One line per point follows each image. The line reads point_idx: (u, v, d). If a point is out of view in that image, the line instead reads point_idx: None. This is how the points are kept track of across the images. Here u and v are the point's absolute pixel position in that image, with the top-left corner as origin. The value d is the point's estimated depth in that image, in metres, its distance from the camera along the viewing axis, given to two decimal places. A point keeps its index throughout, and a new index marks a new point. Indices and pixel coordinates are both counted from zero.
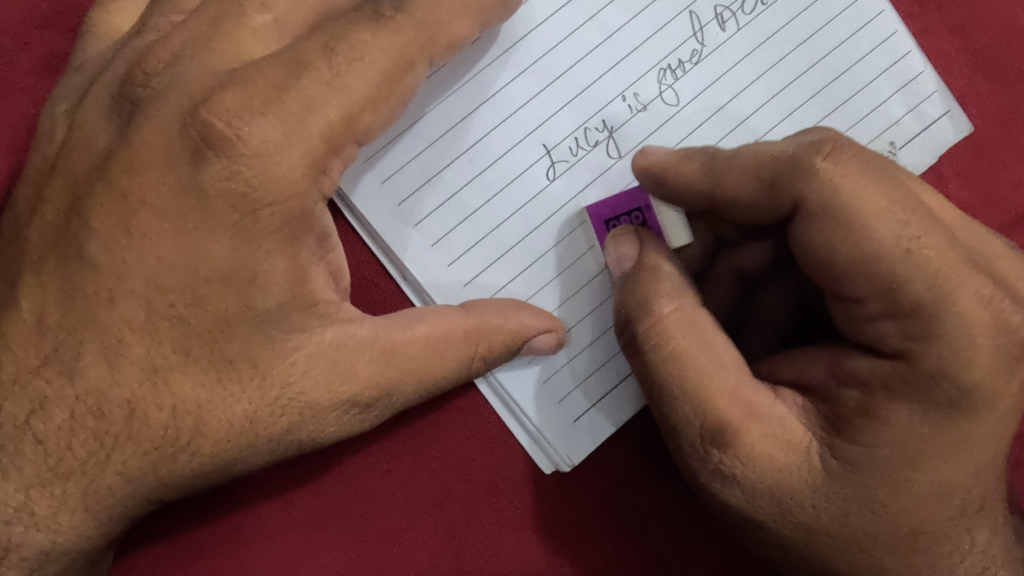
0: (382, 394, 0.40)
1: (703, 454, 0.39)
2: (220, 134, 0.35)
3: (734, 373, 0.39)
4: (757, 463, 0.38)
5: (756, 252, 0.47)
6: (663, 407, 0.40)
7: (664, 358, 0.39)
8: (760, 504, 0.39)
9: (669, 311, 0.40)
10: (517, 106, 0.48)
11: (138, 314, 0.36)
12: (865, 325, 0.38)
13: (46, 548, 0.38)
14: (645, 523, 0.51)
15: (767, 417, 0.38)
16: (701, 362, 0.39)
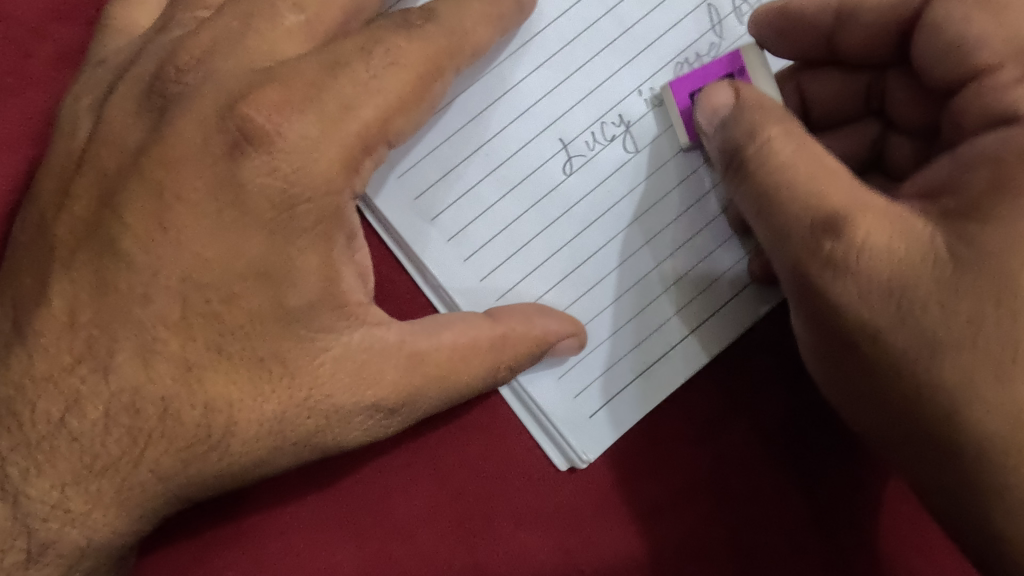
0: (406, 401, 0.41)
1: (828, 277, 0.36)
2: (258, 129, 0.36)
3: (844, 183, 0.37)
4: (875, 245, 0.36)
5: (863, 129, 0.49)
6: (773, 219, 0.38)
7: (765, 153, 0.38)
8: (875, 306, 0.36)
9: (783, 151, 0.38)
10: (535, 100, 0.49)
11: (174, 310, 0.36)
12: (999, 94, 0.38)
13: (80, 544, 0.39)
14: (736, 429, 0.52)
15: (885, 214, 0.36)
16: (811, 171, 0.37)
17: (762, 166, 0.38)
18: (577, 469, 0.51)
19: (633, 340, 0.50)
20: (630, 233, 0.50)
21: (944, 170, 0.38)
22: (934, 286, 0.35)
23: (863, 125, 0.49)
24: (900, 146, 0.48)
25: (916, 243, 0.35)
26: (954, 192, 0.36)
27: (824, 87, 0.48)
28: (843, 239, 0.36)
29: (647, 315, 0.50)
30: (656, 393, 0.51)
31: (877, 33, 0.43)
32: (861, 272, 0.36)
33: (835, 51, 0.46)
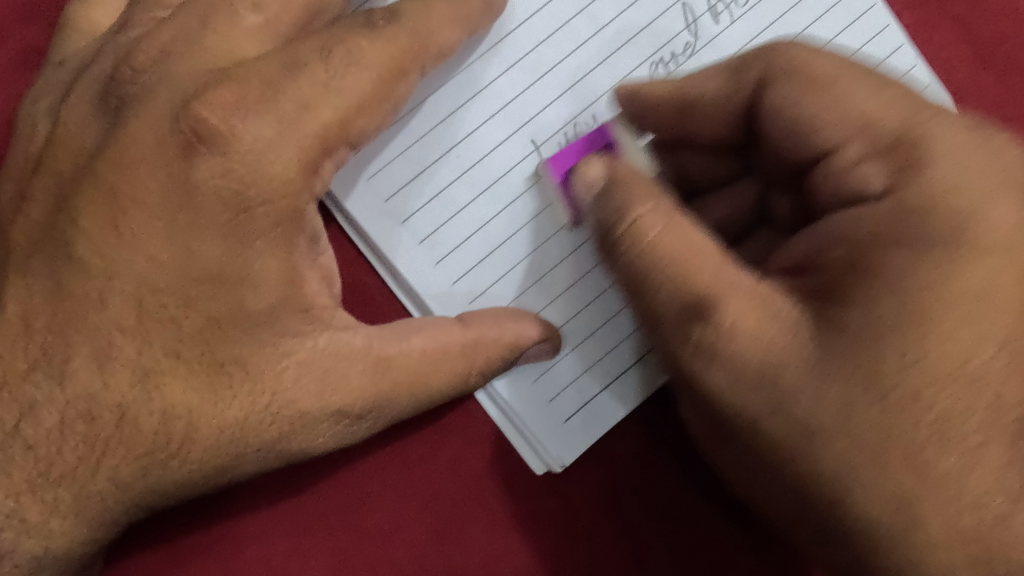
0: (374, 406, 0.41)
1: (681, 335, 0.36)
2: (214, 130, 0.35)
3: (718, 266, 0.36)
4: (742, 341, 0.35)
5: (740, 194, 0.48)
6: (642, 301, 0.37)
7: (644, 255, 0.36)
8: (752, 400, 0.35)
9: (653, 236, 0.36)
10: (506, 101, 0.48)
11: (129, 315, 0.36)
12: (850, 172, 0.38)
13: (37, 555, 0.38)
14: (642, 481, 0.51)
15: (752, 299, 0.35)
16: (677, 252, 0.36)
17: (628, 257, 0.37)
18: (552, 474, 0.50)
19: (609, 343, 0.50)
20: None
21: (805, 246, 0.38)
22: (812, 351, 0.34)
23: (743, 184, 0.49)
24: (782, 207, 0.46)
25: (778, 327, 0.35)
26: (837, 244, 0.36)
27: (699, 160, 0.48)
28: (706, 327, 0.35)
29: (621, 319, 0.50)
30: (630, 399, 0.50)
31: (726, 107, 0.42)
32: (727, 363, 0.35)
33: (688, 138, 0.46)
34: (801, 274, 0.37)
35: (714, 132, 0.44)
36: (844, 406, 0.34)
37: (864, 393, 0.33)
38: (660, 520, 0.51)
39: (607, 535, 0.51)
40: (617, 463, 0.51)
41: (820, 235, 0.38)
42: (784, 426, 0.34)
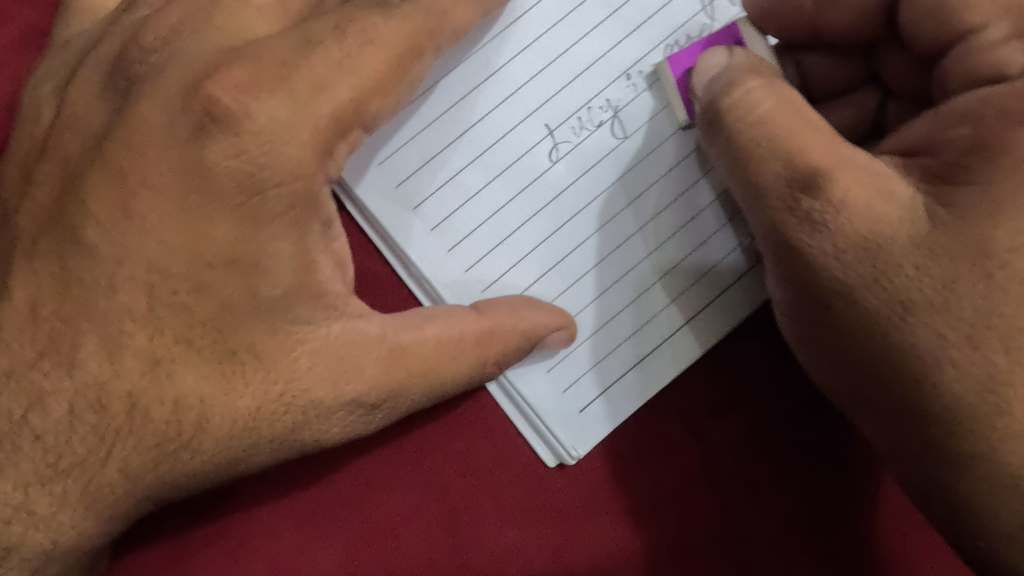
0: (389, 396, 0.40)
1: (783, 206, 0.37)
2: (225, 110, 0.34)
3: (827, 136, 0.37)
4: (853, 209, 0.35)
5: (863, 99, 0.47)
6: (747, 175, 0.38)
7: (754, 116, 0.38)
8: (849, 266, 0.35)
9: (757, 91, 0.39)
10: (518, 85, 0.47)
11: (140, 302, 0.35)
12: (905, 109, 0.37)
13: (46, 548, 0.37)
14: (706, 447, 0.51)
15: (872, 177, 0.35)
16: (797, 127, 0.37)
17: (733, 129, 0.39)
18: (566, 465, 0.49)
19: (624, 332, 0.49)
20: (618, 222, 0.48)
21: (925, 130, 0.37)
22: (925, 225, 0.34)
23: (897, 103, 0.46)
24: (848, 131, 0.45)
25: (899, 208, 0.35)
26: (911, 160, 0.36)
27: (821, 61, 0.46)
28: (819, 196, 0.35)
29: (636, 308, 0.49)
30: (645, 390, 0.49)
31: (873, 7, 0.41)
32: (836, 231, 0.35)
33: (824, 35, 0.44)
34: (914, 159, 0.37)
35: (856, 31, 0.43)
36: (945, 282, 0.34)
37: (967, 269, 0.33)
38: (736, 447, 0.51)
39: (686, 462, 0.50)
40: (701, 396, 0.51)
41: (936, 117, 0.37)
42: (878, 304, 0.35)
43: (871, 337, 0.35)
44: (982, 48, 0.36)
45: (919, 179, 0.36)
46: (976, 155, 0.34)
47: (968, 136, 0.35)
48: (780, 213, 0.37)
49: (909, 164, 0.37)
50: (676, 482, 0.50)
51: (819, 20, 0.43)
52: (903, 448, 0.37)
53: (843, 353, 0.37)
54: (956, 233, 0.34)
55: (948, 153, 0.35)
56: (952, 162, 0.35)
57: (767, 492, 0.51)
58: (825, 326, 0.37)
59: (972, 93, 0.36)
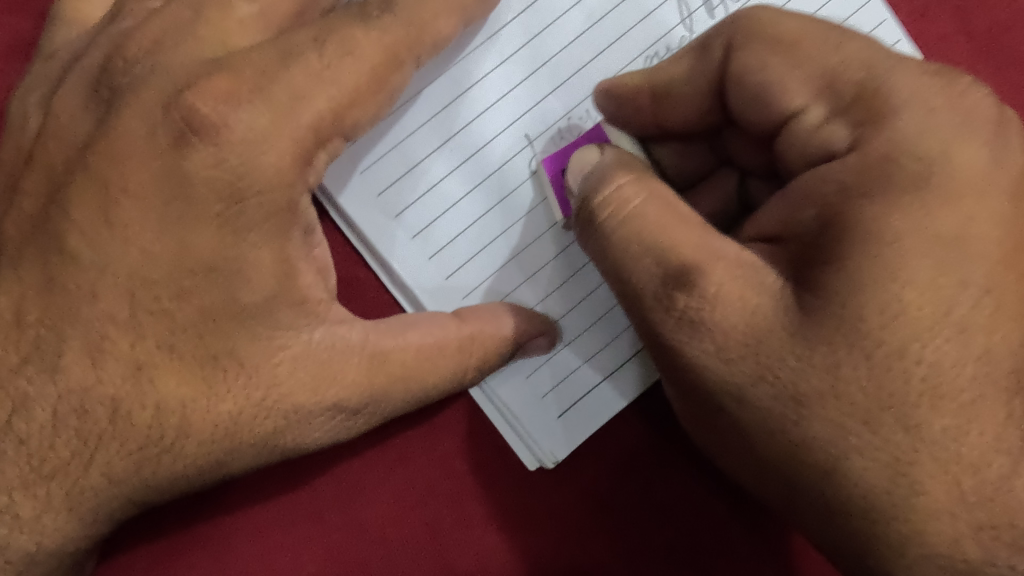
0: (369, 402, 0.40)
1: (659, 315, 0.35)
2: (205, 120, 0.35)
3: (701, 231, 0.35)
4: (729, 310, 0.34)
5: (724, 182, 0.46)
6: (620, 271, 0.36)
7: (624, 235, 0.35)
8: (734, 362, 0.34)
9: (621, 198, 0.36)
10: (500, 95, 0.48)
11: (122, 308, 0.35)
12: (815, 132, 0.36)
13: (30, 551, 0.38)
14: (646, 478, 0.51)
15: (740, 267, 0.34)
16: (657, 215, 0.35)
17: (604, 229, 0.36)
18: (546, 470, 0.50)
19: (604, 338, 0.50)
20: None
21: (778, 211, 0.37)
22: (796, 316, 0.33)
23: (728, 175, 0.46)
24: (760, 189, 0.45)
25: (768, 296, 0.34)
26: (808, 203, 0.35)
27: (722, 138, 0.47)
28: (692, 293, 0.34)
29: (613, 317, 0.50)
30: (622, 397, 0.50)
31: (698, 82, 0.40)
32: (717, 328, 0.34)
33: (665, 126, 0.43)
34: (776, 243, 0.37)
35: (688, 109, 0.41)
36: (830, 367, 0.33)
37: (846, 353, 0.32)
38: (674, 500, 0.51)
39: (625, 508, 0.51)
40: (633, 450, 0.51)
41: (789, 198, 0.36)
42: (771, 396, 0.34)
43: (744, 432, 0.35)
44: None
45: (779, 262, 0.36)
46: (830, 228, 0.34)
47: (818, 214, 0.35)
48: (650, 307, 0.35)
49: (777, 251, 0.36)
50: (628, 535, 0.51)
51: (660, 109, 0.42)
52: (808, 515, 0.36)
53: (728, 437, 0.37)
54: (821, 330, 0.33)
55: (806, 237, 0.35)
56: (819, 239, 0.34)
57: (713, 533, 0.51)
58: (715, 419, 0.37)
59: (812, 172, 0.36)
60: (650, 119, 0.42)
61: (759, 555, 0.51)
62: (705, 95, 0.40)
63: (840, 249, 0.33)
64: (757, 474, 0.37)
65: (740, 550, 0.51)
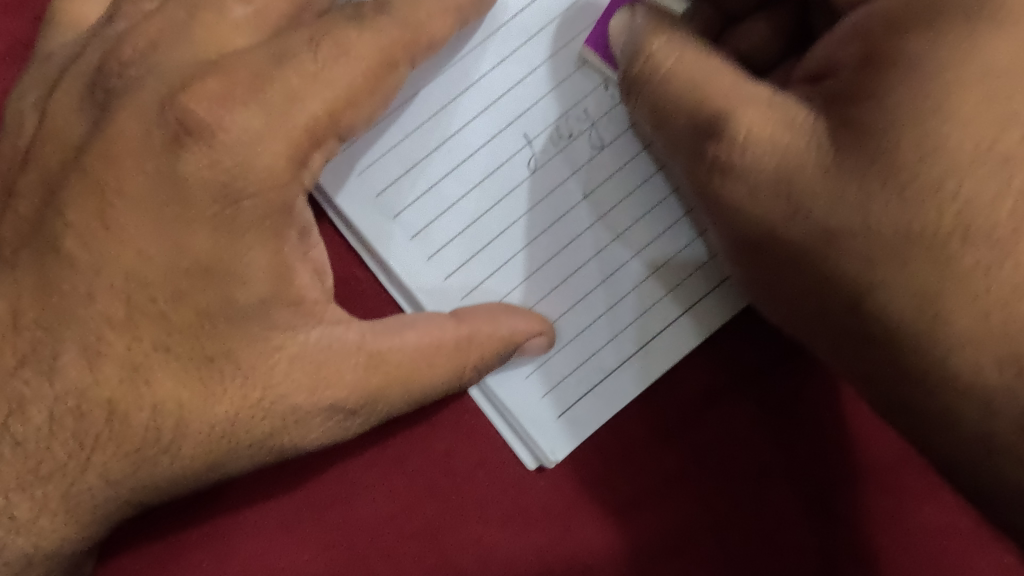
0: (367, 402, 0.40)
1: (694, 147, 0.38)
2: (199, 121, 0.35)
3: (733, 80, 0.37)
4: (760, 141, 0.36)
5: (757, 26, 0.47)
6: (663, 128, 0.40)
7: (660, 74, 0.38)
8: (768, 207, 0.37)
9: (653, 62, 0.38)
10: (497, 96, 0.48)
11: (118, 310, 0.35)
12: None
13: (28, 552, 0.38)
14: (698, 439, 0.51)
15: (770, 107, 0.36)
16: (710, 72, 0.37)
17: (646, 87, 0.39)
18: (544, 469, 0.50)
19: (603, 339, 0.50)
20: (599, 227, 0.49)
21: (825, 51, 0.38)
22: (828, 154, 0.35)
23: (787, 1, 0.47)
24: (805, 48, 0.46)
25: (796, 132, 0.36)
26: (850, 44, 0.36)
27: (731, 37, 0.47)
28: (722, 140, 0.37)
29: (614, 315, 0.50)
30: (621, 397, 0.50)
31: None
32: (744, 156, 0.37)
33: (701, 24, 0.45)
34: (819, 82, 0.37)
35: None
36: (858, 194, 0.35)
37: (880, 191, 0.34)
38: (719, 448, 0.52)
39: (670, 463, 0.51)
40: (663, 412, 0.51)
41: (837, 36, 0.37)
42: (807, 229, 0.36)
43: (831, 294, 0.37)
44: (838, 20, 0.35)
45: (815, 102, 0.36)
46: (869, 67, 0.35)
47: (860, 46, 0.36)
48: (697, 161, 0.39)
49: (816, 89, 0.37)
50: (673, 493, 0.51)
51: (693, 12, 0.41)
52: None
53: (779, 279, 0.39)
54: (864, 155, 0.34)
55: (846, 71, 0.36)
56: (845, 73, 0.36)
57: (755, 480, 0.52)
58: (758, 255, 0.40)
59: (866, 5, 0.37)
60: (677, 13, 0.41)
61: (797, 499, 0.52)
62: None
63: (877, 80, 0.34)
64: (822, 320, 0.39)
65: (776, 498, 0.52)
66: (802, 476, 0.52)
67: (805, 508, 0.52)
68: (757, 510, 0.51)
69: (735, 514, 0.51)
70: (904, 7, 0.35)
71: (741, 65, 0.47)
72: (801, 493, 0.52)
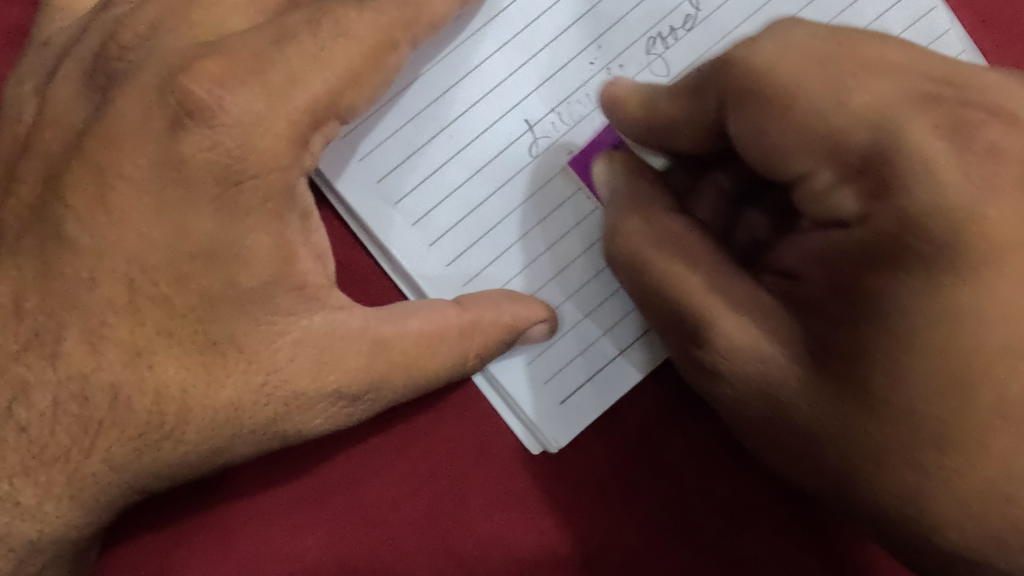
0: (370, 388, 0.40)
1: (683, 349, 0.42)
2: (200, 102, 0.34)
3: (710, 271, 0.39)
4: (738, 354, 0.37)
5: (712, 189, 0.47)
6: (637, 282, 0.42)
7: (628, 265, 0.43)
8: (751, 403, 0.38)
9: (645, 244, 0.42)
10: (498, 80, 0.48)
11: (121, 293, 0.35)
12: (823, 198, 0.35)
13: (32, 538, 0.38)
14: (688, 450, 0.51)
15: (745, 312, 0.37)
16: (673, 294, 0.40)
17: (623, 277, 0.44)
18: (549, 454, 0.50)
19: (606, 323, 0.49)
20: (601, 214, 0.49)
21: (795, 258, 0.39)
22: (801, 367, 0.36)
23: (736, 167, 0.46)
24: (755, 222, 0.47)
25: (776, 344, 0.36)
26: (820, 265, 0.36)
27: (704, 201, 0.47)
28: (711, 352, 0.38)
29: (615, 301, 0.49)
30: (626, 381, 0.50)
31: (703, 118, 0.40)
32: (720, 347, 0.38)
33: (665, 145, 0.44)
34: (792, 282, 0.38)
35: (693, 142, 0.42)
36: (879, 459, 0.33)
37: (854, 406, 0.34)
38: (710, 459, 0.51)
39: (662, 472, 0.51)
40: (660, 406, 0.51)
41: (804, 248, 0.38)
42: (815, 409, 0.35)
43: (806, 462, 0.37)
44: (818, 195, 0.35)
45: (781, 298, 0.38)
46: (869, 298, 0.33)
47: (825, 277, 0.35)
48: (691, 363, 0.42)
49: (791, 290, 0.38)
50: (673, 503, 0.51)
51: (650, 120, 0.43)
52: None
53: (795, 459, 0.38)
54: (859, 402, 0.33)
55: (815, 280, 0.36)
56: (835, 342, 0.34)
57: (752, 491, 0.51)
58: (768, 432, 0.39)
59: (823, 237, 0.36)
60: (640, 123, 0.44)
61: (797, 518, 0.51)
62: (709, 137, 0.41)
63: (866, 341, 0.33)
64: (801, 467, 0.38)
65: (768, 517, 0.51)
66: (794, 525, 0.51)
67: (802, 530, 0.51)
68: (748, 528, 0.51)
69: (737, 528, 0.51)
70: (871, 248, 0.33)
71: (717, 191, 0.47)
72: (792, 515, 0.51)
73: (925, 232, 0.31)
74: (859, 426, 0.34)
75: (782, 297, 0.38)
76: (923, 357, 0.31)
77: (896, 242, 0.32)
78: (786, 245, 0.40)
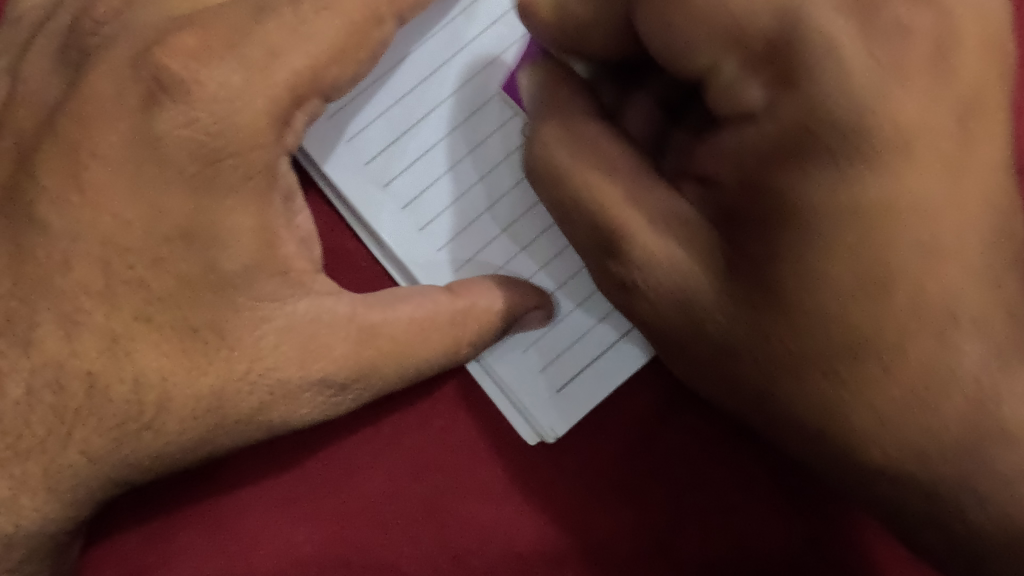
0: (359, 376, 0.39)
1: (605, 264, 0.35)
2: (175, 76, 0.33)
3: (608, 158, 0.34)
4: (656, 270, 0.32)
5: (642, 104, 0.39)
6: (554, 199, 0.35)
7: (541, 175, 0.35)
8: (661, 305, 0.34)
9: (549, 143, 0.35)
10: (490, 58, 0.46)
11: (96, 278, 0.34)
12: (736, 88, 0.28)
13: (8, 532, 0.36)
14: (680, 443, 0.49)
15: (665, 223, 0.32)
16: (586, 174, 0.33)
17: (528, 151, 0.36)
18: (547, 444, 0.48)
19: (604, 308, 0.47)
20: None
21: (730, 142, 0.30)
22: (726, 278, 0.31)
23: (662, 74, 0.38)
24: (682, 134, 0.38)
25: (692, 253, 0.32)
26: (758, 142, 0.29)
27: (634, 111, 0.39)
28: (621, 261, 0.33)
29: None
30: (625, 368, 0.48)
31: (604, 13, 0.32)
32: (643, 266, 0.33)
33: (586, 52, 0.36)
34: (705, 185, 0.32)
35: (616, 44, 0.34)
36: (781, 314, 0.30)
37: (772, 320, 0.30)
38: (704, 454, 0.49)
39: (657, 468, 0.49)
40: (659, 395, 0.49)
41: (721, 153, 0.31)
42: (747, 329, 0.31)
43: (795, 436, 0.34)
44: (727, 85, 0.29)
45: (699, 210, 0.32)
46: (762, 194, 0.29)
47: (733, 172, 0.30)
48: (605, 257, 0.35)
49: (707, 196, 0.32)
50: (669, 499, 0.49)
51: (582, 39, 0.35)
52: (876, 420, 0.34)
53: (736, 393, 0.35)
54: (778, 302, 0.30)
55: (730, 180, 0.31)
56: (755, 249, 0.30)
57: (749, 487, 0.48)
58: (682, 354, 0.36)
59: (731, 136, 0.30)
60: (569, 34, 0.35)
61: (797, 516, 0.48)
62: (624, 35, 0.33)
63: (779, 238, 0.29)
64: (738, 395, 0.35)
65: (764, 515, 0.48)
66: (781, 520, 0.48)
67: (800, 529, 0.48)
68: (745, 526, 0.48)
69: (732, 525, 0.48)
70: (780, 135, 0.28)
71: (647, 107, 0.39)
72: (790, 512, 0.48)
73: (822, 117, 0.27)
74: (824, 358, 0.30)
75: (701, 203, 0.32)
76: (799, 237, 0.28)
77: (828, 171, 0.27)
78: (703, 141, 0.33)
